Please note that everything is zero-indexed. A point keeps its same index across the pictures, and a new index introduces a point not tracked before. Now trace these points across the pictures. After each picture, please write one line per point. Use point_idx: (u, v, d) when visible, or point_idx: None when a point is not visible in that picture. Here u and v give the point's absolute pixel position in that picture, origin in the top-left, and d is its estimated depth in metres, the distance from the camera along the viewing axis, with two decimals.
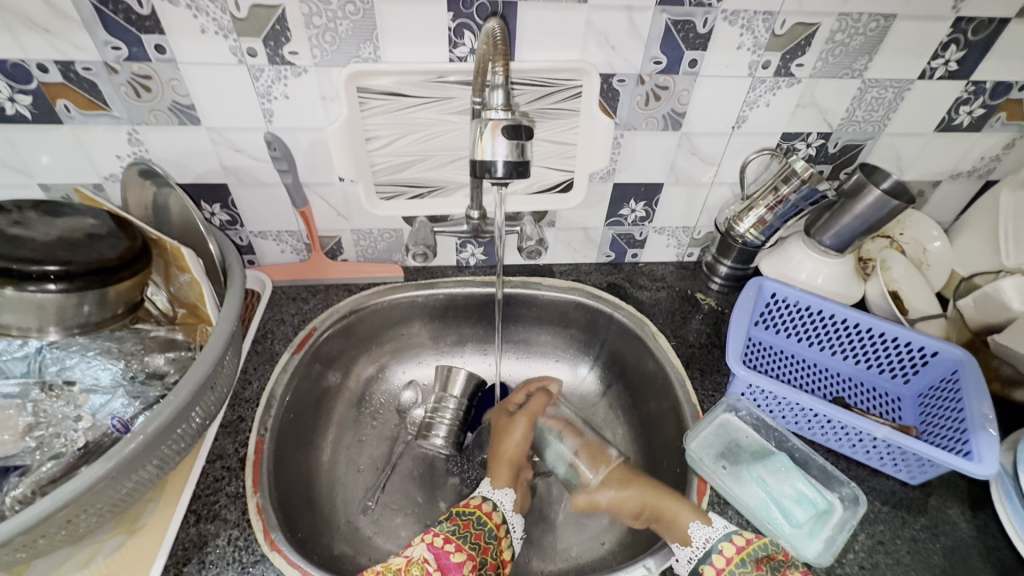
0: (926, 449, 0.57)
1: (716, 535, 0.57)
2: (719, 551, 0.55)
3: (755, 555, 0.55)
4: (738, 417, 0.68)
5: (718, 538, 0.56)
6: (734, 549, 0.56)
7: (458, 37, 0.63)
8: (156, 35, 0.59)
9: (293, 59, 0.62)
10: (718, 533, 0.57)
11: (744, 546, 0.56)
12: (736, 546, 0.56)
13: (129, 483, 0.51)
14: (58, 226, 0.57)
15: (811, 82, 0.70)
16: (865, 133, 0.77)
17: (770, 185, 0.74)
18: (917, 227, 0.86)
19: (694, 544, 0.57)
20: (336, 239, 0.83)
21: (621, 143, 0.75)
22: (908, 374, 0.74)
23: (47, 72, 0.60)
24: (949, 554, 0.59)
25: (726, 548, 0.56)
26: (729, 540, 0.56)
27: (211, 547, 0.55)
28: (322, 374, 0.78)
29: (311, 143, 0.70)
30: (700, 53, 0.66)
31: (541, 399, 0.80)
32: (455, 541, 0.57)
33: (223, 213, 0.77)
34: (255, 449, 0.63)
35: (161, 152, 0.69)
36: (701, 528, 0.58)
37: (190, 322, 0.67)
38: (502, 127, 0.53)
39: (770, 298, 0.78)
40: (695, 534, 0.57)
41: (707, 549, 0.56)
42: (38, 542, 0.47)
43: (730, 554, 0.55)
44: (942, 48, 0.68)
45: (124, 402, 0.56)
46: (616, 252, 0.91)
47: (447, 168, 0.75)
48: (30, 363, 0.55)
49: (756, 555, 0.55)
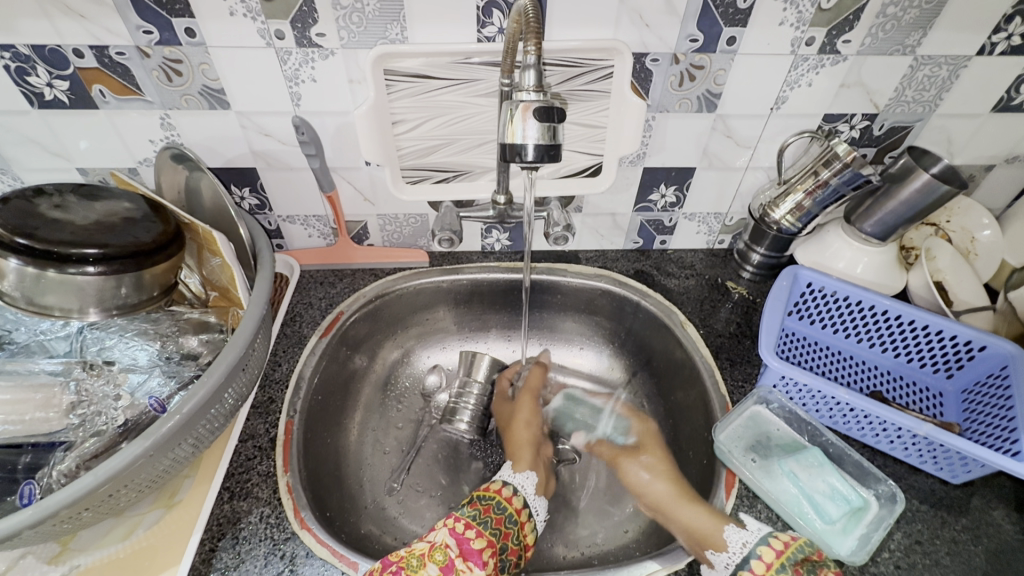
0: (971, 448, 0.54)
1: (752, 540, 0.55)
2: (757, 557, 0.53)
3: (794, 559, 0.52)
4: (769, 409, 0.67)
5: (755, 543, 0.54)
6: (773, 554, 0.53)
7: (487, 16, 0.61)
8: (185, 19, 0.59)
9: (320, 41, 0.62)
10: (755, 539, 0.55)
11: (783, 550, 0.53)
12: (775, 550, 0.54)
13: (165, 461, 0.53)
14: (96, 210, 0.59)
15: (858, 59, 0.66)
16: (914, 114, 0.72)
17: (809, 169, 0.71)
18: (968, 215, 0.81)
19: (729, 550, 0.54)
20: (363, 224, 0.83)
21: (653, 126, 0.72)
22: (952, 368, 0.71)
23: (82, 57, 0.61)
24: (991, 556, 0.56)
25: (764, 553, 0.54)
26: (767, 545, 0.54)
27: (244, 523, 0.57)
28: (349, 358, 0.79)
29: (338, 127, 0.70)
30: (739, 30, 0.63)
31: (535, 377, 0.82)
32: (476, 527, 0.57)
33: (252, 197, 0.78)
34: (285, 430, 0.65)
35: (192, 137, 0.70)
36: (736, 532, 0.55)
37: (223, 305, 0.68)
38: (534, 109, 0.52)
39: (806, 288, 0.75)
40: (731, 539, 0.55)
41: (744, 555, 0.53)
42: (83, 515, 0.49)
43: (770, 559, 0.53)
44: (1005, 21, 0.63)
45: (161, 381, 0.58)
46: (644, 239, 0.89)
47: (474, 152, 0.74)
48: (72, 342, 0.57)
49: (794, 559, 0.52)
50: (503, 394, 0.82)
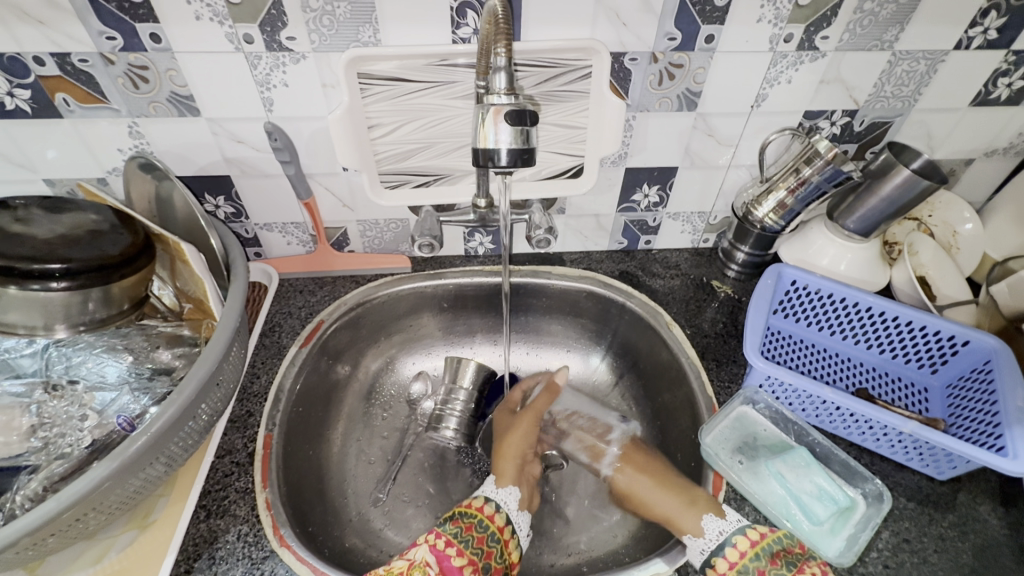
0: (956, 445, 0.54)
1: (729, 529, 0.55)
2: (733, 544, 0.54)
3: (769, 549, 0.53)
4: (756, 410, 0.66)
5: (732, 531, 0.55)
6: (748, 543, 0.54)
7: (461, 17, 0.60)
8: (150, 24, 0.57)
9: (291, 45, 0.60)
10: (731, 526, 0.56)
11: (758, 540, 0.54)
12: (750, 540, 0.54)
13: (136, 482, 0.51)
14: (63, 222, 0.57)
15: (837, 55, 0.66)
16: (894, 109, 0.72)
17: (791, 167, 0.71)
18: (948, 210, 0.82)
19: (706, 537, 0.55)
20: (342, 230, 0.81)
21: (633, 126, 0.71)
22: (936, 363, 0.70)
23: (43, 64, 0.59)
24: (978, 552, 0.56)
25: (739, 541, 0.54)
26: (743, 534, 0.55)
27: (221, 542, 0.55)
28: (330, 368, 0.77)
29: (313, 133, 0.68)
30: (717, 28, 0.62)
31: (546, 397, 0.78)
32: (456, 544, 0.56)
33: (227, 206, 0.76)
34: (264, 444, 0.63)
35: (163, 144, 0.68)
36: (713, 521, 0.56)
37: (198, 318, 0.66)
38: (505, 112, 0.51)
39: (790, 286, 0.75)
40: (708, 526, 0.56)
41: (721, 542, 0.54)
42: (48, 541, 0.47)
43: (745, 548, 0.54)
44: (981, 15, 0.63)
45: (131, 399, 0.56)
46: (628, 239, 0.88)
47: (453, 155, 0.73)
48: (38, 361, 0.55)
49: (770, 550, 0.53)
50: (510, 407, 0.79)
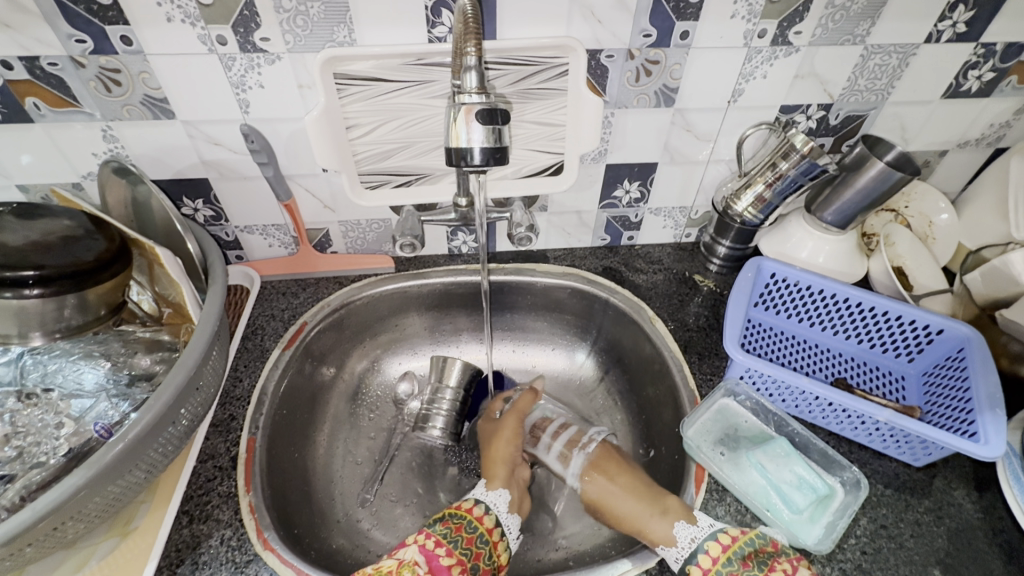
0: (930, 432, 0.55)
1: (701, 536, 0.55)
2: (704, 551, 0.54)
3: (741, 552, 0.53)
4: (737, 402, 0.67)
5: (703, 538, 0.55)
6: (720, 548, 0.54)
7: (436, 16, 0.60)
8: (120, 26, 0.56)
9: (265, 46, 0.60)
10: (703, 533, 0.55)
11: (730, 544, 0.54)
12: (721, 545, 0.54)
13: (115, 488, 0.51)
14: (37, 227, 0.56)
15: (811, 50, 0.67)
16: (868, 103, 0.73)
17: (768, 161, 0.72)
18: (924, 200, 0.83)
19: (678, 545, 0.55)
20: (324, 231, 0.81)
21: (612, 123, 0.72)
22: (912, 352, 0.72)
23: (12, 69, 0.58)
24: (953, 536, 0.57)
25: (711, 547, 0.54)
26: (715, 539, 0.55)
27: (204, 547, 0.55)
28: (315, 370, 0.77)
29: (290, 134, 0.68)
30: (692, 24, 0.63)
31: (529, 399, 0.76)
32: (446, 545, 0.56)
33: (206, 209, 0.76)
34: (247, 448, 0.63)
35: (137, 148, 0.67)
36: (685, 528, 0.56)
37: (178, 322, 0.65)
38: (476, 111, 0.51)
39: (770, 279, 0.76)
40: (680, 535, 0.56)
41: (693, 549, 0.54)
42: (26, 550, 0.46)
43: (717, 554, 0.54)
44: (950, 9, 0.64)
45: (108, 406, 0.55)
46: (611, 236, 0.88)
47: (432, 155, 0.73)
48: (12, 369, 0.54)
49: (741, 553, 0.53)
50: (492, 413, 0.78)
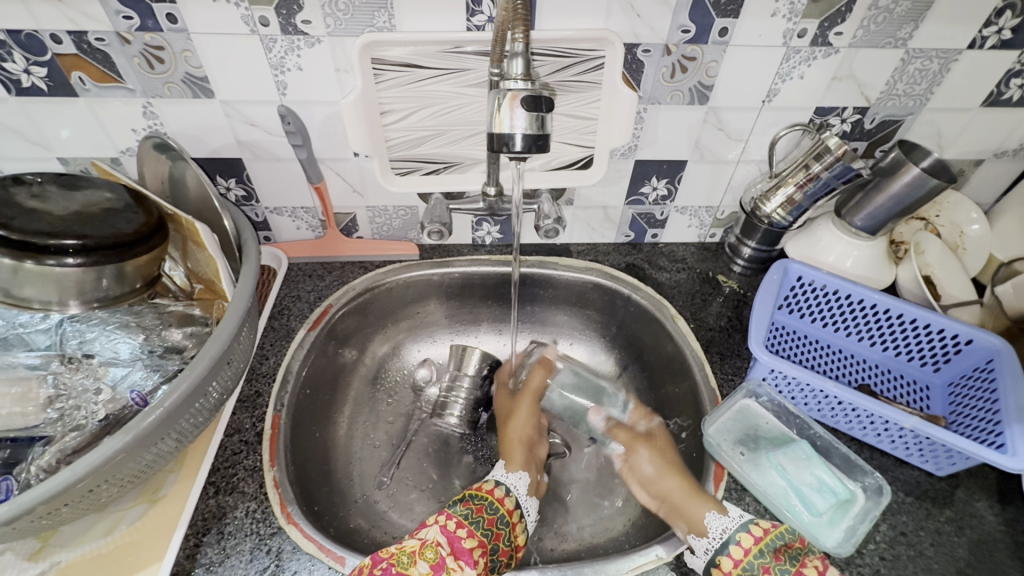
0: (956, 441, 0.55)
1: (733, 527, 0.55)
2: (736, 542, 0.54)
3: (772, 545, 0.54)
4: (758, 403, 0.67)
5: (734, 529, 0.55)
6: (751, 540, 0.54)
7: (476, 4, 0.60)
8: (166, 4, 0.57)
9: (306, 28, 0.60)
10: (734, 524, 0.56)
11: (761, 536, 0.54)
12: (754, 536, 0.55)
13: (148, 455, 0.52)
14: (77, 200, 0.57)
15: (850, 52, 0.66)
16: (905, 108, 0.72)
17: (800, 162, 0.71)
18: (956, 210, 0.82)
19: (710, 535, 0.55)
20: (352, 216, 0.82)
21: (644, 118, 0.72)
22: (939, 362, 0.71)
23: (60, 43, 0.59)
24: (974, 547, 0.57)
25: (743, 538, 0.55)
26: (747, 530, 0.55)
27: (230, 518, 0.56)
28: (337, 352, 0.78)
29: (324, 117, 0.69)
30: (732, 21, 0.62)
31: (540, 373, 0.80)
32: (467, 526, 0.56)
33: (239, 188, 0.77)
34: (272, 424, 0.64)
35: (175, 125, 0.68)
36: (717, 518, 0.56)
37: (208, 297, 0.67)
38: (521, 98, 0.51)
39: (796, 282, 0.75)
40: (711, 526, 0.56)
41: (724, 539, 0.55)
42: (62, 510, 0.48)
43: (748, 545, 0.54)
44: (996, 14, 0.63)
45: (144, 374, 0.57)
46: (636, 232, 0.88)
47: (463, 143, 0.73)
48: (52, 336, 0.56)
49: (773, 545, 0.54)
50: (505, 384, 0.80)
